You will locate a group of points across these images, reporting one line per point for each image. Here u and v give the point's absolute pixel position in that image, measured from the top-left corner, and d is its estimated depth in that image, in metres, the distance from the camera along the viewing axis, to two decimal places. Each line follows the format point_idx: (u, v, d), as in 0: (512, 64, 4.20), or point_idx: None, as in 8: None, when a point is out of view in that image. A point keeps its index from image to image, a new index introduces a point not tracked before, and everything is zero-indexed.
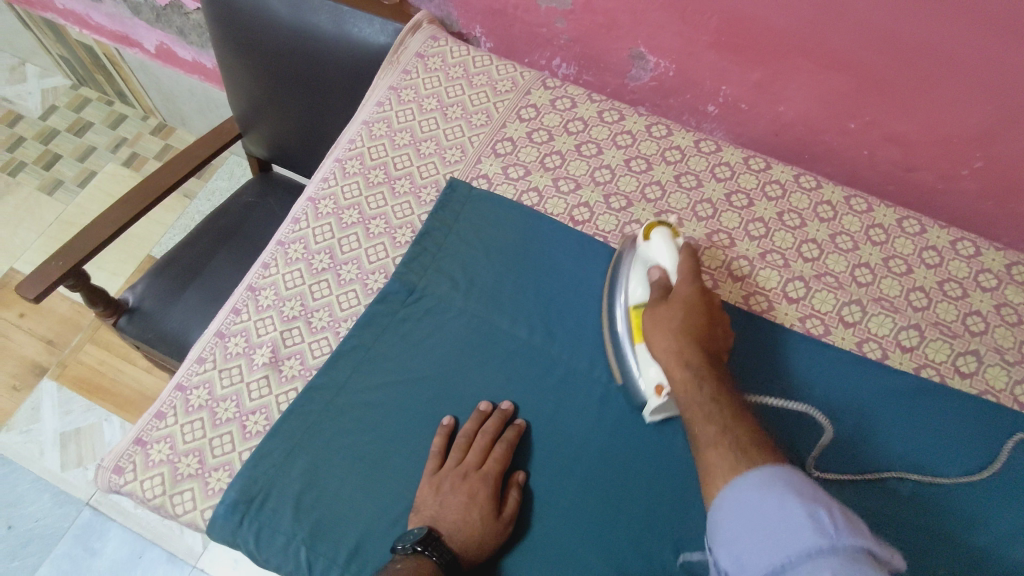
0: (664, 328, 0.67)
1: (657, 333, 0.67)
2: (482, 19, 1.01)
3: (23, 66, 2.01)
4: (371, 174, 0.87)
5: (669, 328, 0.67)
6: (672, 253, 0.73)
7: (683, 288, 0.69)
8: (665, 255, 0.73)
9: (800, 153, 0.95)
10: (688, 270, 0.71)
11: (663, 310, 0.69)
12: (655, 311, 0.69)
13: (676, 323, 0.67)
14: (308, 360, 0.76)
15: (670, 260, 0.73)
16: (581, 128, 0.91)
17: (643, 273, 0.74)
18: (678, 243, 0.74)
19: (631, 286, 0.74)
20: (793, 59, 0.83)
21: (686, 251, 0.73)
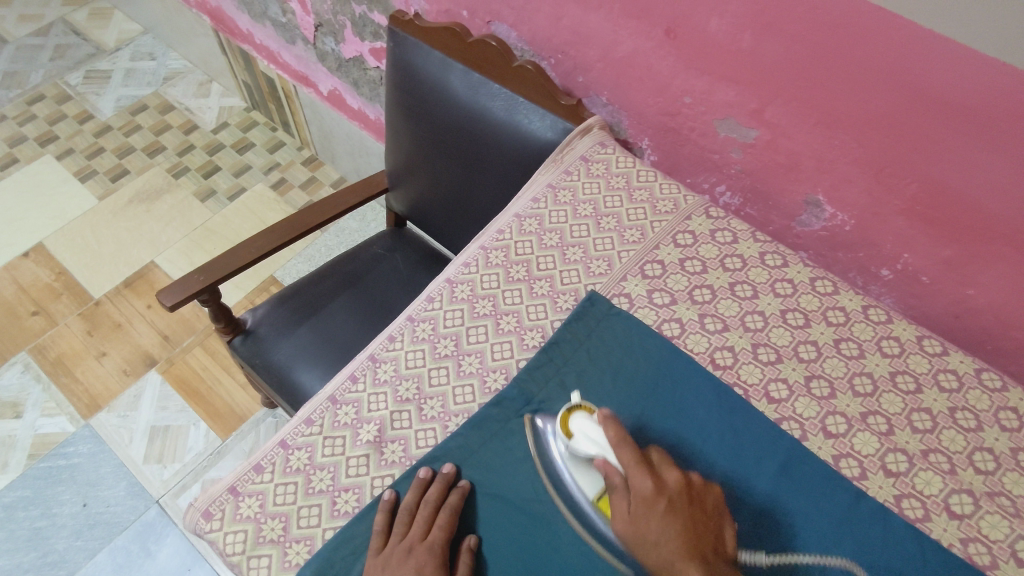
0: (644, 541, 0.58)
1: (644, 549, 0.58)
2: (653, 132, 0.99)
3: (210, 83, 2.23)
4: (513, 269, 0.85)
5: (651, 545, 0.58)
6: (599, 440, 0.65)
7: (638, 483, 0.60)
8: (593, 444, 0.65)
9: (982, 343, 0.84)
10: (626, 452, 0.62)
11: (641, 515, 0.59)
12: (630, 527, 0.59)
13: (651, 533, 0.58)
14: (411, 449, 0.73)
15: (605, 452, 0.64)
16: (739, 266, 0.85)
17: (585, 466, 0.68)
18: (599, 418, 0.67)
19: (583, 485, 0.68)
20: (999, 246, 0.75)
21: (609, 422, 0.65)
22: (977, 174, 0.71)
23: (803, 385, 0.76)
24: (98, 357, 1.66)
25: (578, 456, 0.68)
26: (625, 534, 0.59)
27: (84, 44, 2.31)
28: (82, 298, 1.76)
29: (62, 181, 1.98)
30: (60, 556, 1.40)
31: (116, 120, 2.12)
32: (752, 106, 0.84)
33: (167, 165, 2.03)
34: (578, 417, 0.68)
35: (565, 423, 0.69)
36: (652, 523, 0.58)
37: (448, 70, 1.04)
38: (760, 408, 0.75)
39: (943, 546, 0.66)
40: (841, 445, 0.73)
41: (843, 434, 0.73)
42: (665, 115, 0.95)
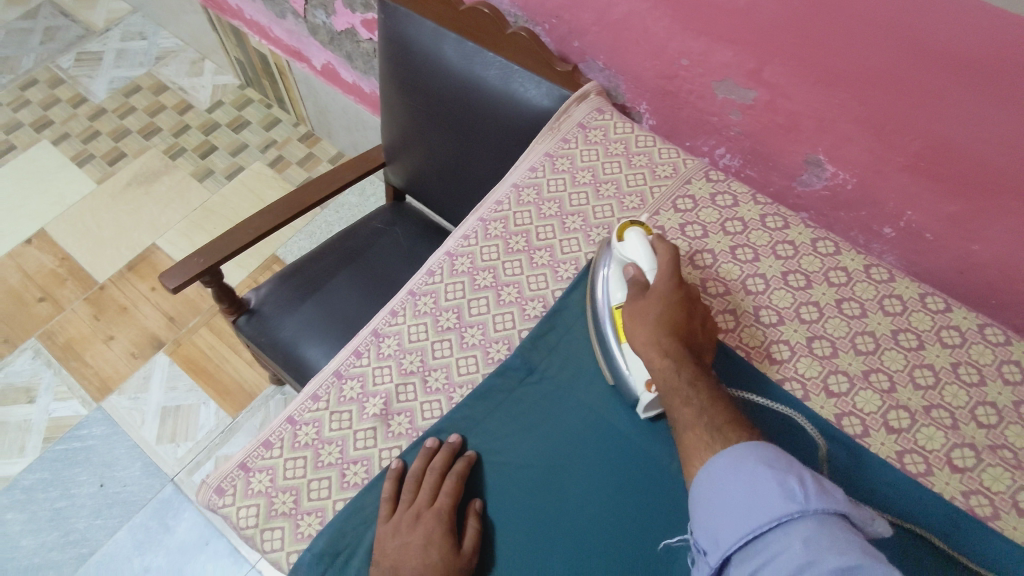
0: (643, 318, 0.68)
1: (637, 325, 0.68)
2: (651, 96, 0.98)
3: (203, 61, 2.20)
4: (512, 240, 0.85)
5: (647, 325, 0.68)
6: (648, 252, 0.71)
7: (660, 283, 0.69)
8: (637, 252, 0.72)
9: (985, 297, 0.84)
10: (666, 266, 0.70)
11: (642, 304, 0.69)
12: (636, 306, 0.69)
13: (651, 316, 0.68)
14: (417, 421, 0.74)
15: (643, 260, 0.71)
16: (739, 229, 0.85)
17: (620, 272, 0.74)
18: (652, 243, 0.73)
19: (612, 286, 0.73)
20: (1001, 200, 0.74)
21: (661, 250, 0.72)
22: (980, 126, 0.69)
23: (805, 346, 0.77)
24: (106, 341, 1.68)
25: (622, 259, 0.73)
26: (629, 312, 0.69)
27: (73, 26, 2.28)
28: (87, 282, 1.76)
29: (59, 166, 1.97)
30: (81, 535, 1.43)
31: (110, 103, 2.10)
32: (750, 66, 0.82)
33: (164, 146, 2.02)
34: (635, 231, 0.73)
35: (621, 232, 0.75)
36: (658, 309, 0.68)
37: (441, 38, 1.02)
38: (763, 370, 0.75)
39: (944, 499, 0.67)
40: (843, 403, 0.73)
41: (845, 392, 0.74)
42: (663, 78, 0.93)
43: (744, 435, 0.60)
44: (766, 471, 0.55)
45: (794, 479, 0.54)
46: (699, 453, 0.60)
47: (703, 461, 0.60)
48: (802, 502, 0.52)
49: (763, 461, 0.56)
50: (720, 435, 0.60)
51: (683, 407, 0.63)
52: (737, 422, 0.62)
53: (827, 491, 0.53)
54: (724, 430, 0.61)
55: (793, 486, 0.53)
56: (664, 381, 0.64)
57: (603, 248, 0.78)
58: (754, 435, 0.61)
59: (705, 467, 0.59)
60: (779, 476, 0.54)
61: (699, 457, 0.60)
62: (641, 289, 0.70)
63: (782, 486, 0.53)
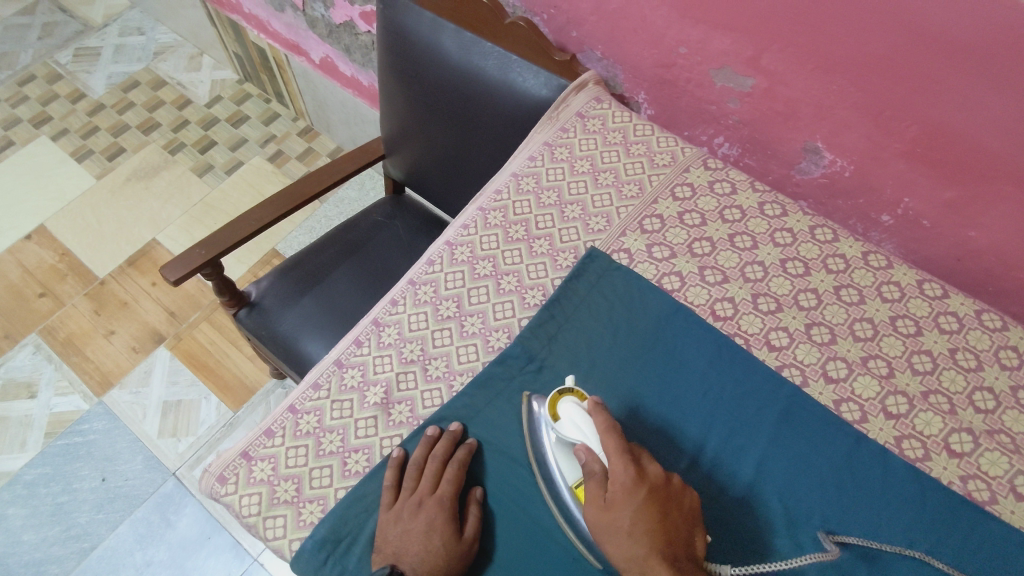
0: (611, 531, 0.59)
1: (606, 541, 0.59)
2: (649, 86, 0.98)
3: (201, 56, 2.20)
4: (511, 229, 0.85)
5: (618, 538, 0.59)
6: (588, 427, 0.65)
7: (617, 472, 0.61)
8: (580, 431, 0.65)
9: (983, 284, 0.84)
10: (611, 442, 0.63)
11: (607, 510, 0.60)
12: (602, 513, 0.60)
13: (622, 523, 0.59)
14: (418, 409, 0.74)
15: (589, 437, 0.64)
16: (738, 217, 0.85)
17: (570, 452, 0.67)
18: (589, 409, 0.66)
19: (564, 472, 0.66)
20: (998, 185, 0.74)
21: (597, 412, 0.66)
22: (977, 111, 0.70)
23: (803, 333, 0.77)
24: (106, 336, 1.68)
25: (564, 441, 0.66)
26: (593, 523, 0.61)
27: (72, 21, 2.27)
28: (87, 278, 1.77)
29: (58, 162, 1.97)
30: (83, 529, 1.44)
31: (108, 98, 2.10)
32: (748, 53, 0.83)
33: (163, 141, 2.02)
34: (569, 403, 0.67)
35: (553, 405, 0.68)
36: (622, 516, 0.59)
37: (439, 30, 1.02)
38: (761, 356, 0.75)
39: (942, 484, 0.67)
40: (842, 389, 0.73)
41: (843, 378, 0.74)
42: (661, 67, 0.93)
43: None
44: None
45: None
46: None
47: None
48: None
49: None
50: None
51: None
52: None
53: None
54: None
55: None
56: None
57: (542, 424, 0.70)
58: None
59: None
60: None
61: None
62: (597, 481, 0.62)
63: None
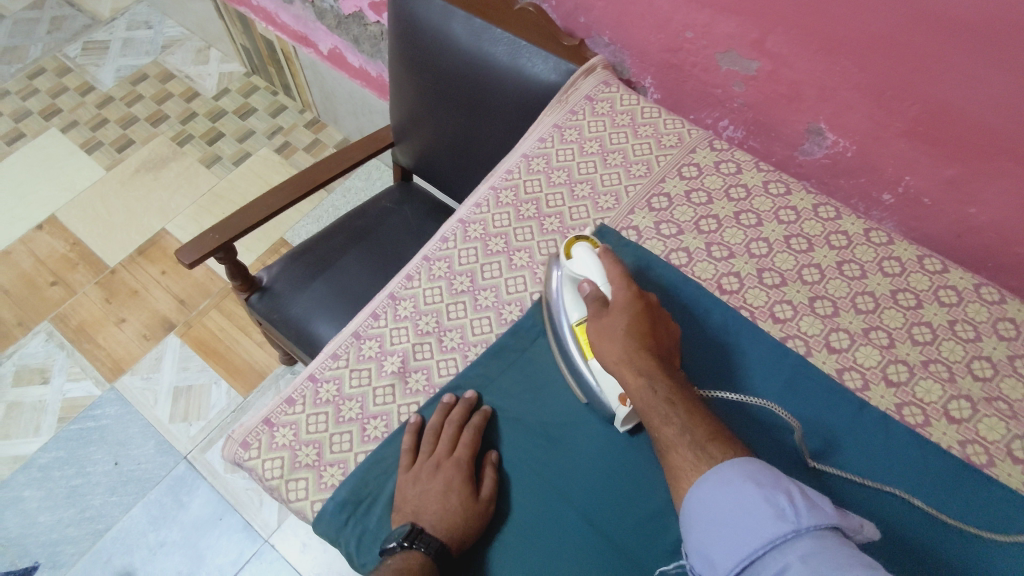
0: (610, 335, 0.67)
1: (605, 342, 0.67)
2: (655, 70, 1.00)
3: (208, 50, 2.23)
4: (523, 208, 0.88)
5: (615, 340, 0.67)
6: (596, 265, 0.72)
7: (618, 299, 0.69)
8: (587, 268, 0.72)
9: (982, 260, 0.87)
10: (617, 273, 0.71)
11: (606, 321, 0.69)
12: (600, 323, 0.69)
13: (617, 328, 0.67)
14: (434, 378, 0.77)
15: (595, 270, 0.72)
16: (743, 195, 0.88)
17: (575, 290, 0.74)
18: (600, 253, 0.74)
19: (569, 306, 0.73)
20: (997, 161, 0.76)
21: (609, 259, 0.73)
22: (977, 86, 0.72)
23: (807, 306, 0.79)
24: (118, 323, 1.70)
25: (573, 276, 0.74)
26: (595, 330, 0.69)
27: (80, 15, 2.30)
28: (98, 267, 1.79)
29: (68, 153, 1.99)
30: (96, 511, 1.46)
31: (117, 91, 2.13)
32: (753, 36, 0.85)
33: (171, 133, 2.04)
34: (583, 246, 0.74)
35: (568, 248, 0.75)
36: (620, 328, 0.67)
37: (449, 16, 1.04)
38: (766, 328, 0.78)
39: (942, 448, 0.70)
40: (844, 359, 0.76)
41: (846, 348, 0.77)
42: (667, 51, 0.96)
43: (726, 448, 0.59)
44: (755, 486, 0.54)
45: (782, 494, 0.53)
46: (686, 472, 0.59)
47: (692, 479, 0.58)
48: (795, 520, 0.52)
49: (748, 476, 0.55)
50: (706, 454, 0.59)
51: (662, 417, 0.62)
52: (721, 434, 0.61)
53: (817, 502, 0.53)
54: (708, 445, 0.59)
55: (782, 503, 0.53)
56: (640, 401, 0.63)
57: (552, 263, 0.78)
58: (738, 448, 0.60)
59: (693, 490, 0.57)
60: (767, 492, 0.54)
61: (689, 479, 0.58)
62: (601, 304, 0.70)
63: (771, 505, 0.53)
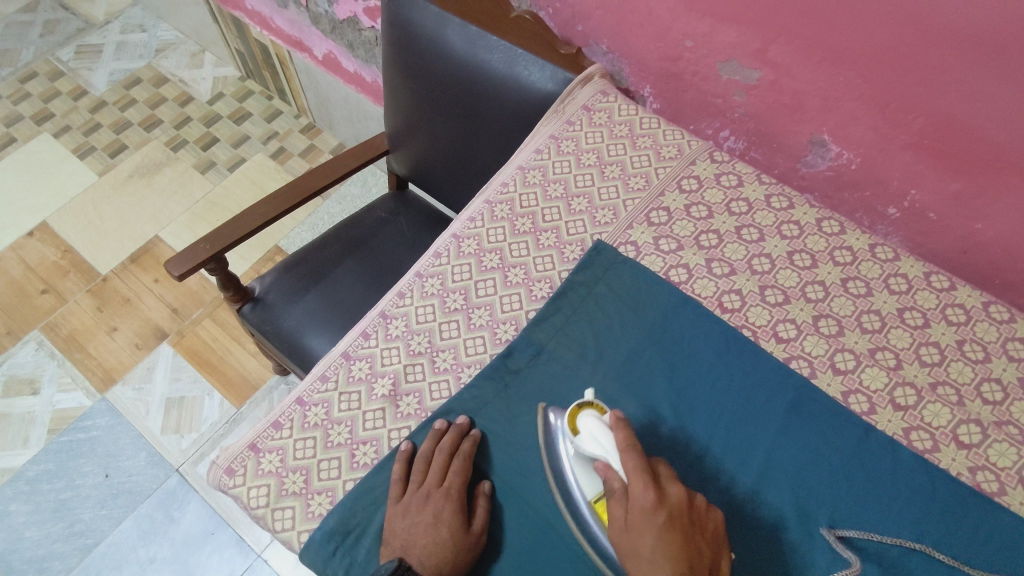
0: (634, 555, 0.56)
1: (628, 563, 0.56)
2: (654, 79, 0.98)
3: (203, 53, 2.20)
4: (518, 222, 0.85)
5: (641, 563, 0.55)
6: (608, 439, 0.62)
7: (638, 494, 0.58)
8: (598, 446, 0.62)
9: (990, 277, 0.84)
10: (631, 460, 0.60)
11: (630, 530, 0.57)
12: (623, 537, 0.57)
13: (644, 548, 0.55)
14: (426, 401, 0.74)
15: (610, 456, 0.61)
16: (745, 210, 0.85)
17: (590, 467, 0.64)
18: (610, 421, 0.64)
19: (583, 483, 0.64)
20: (1006, 176, 0.74)
21: (620, 431, 0.62)
22: (985, 101, 0.69)
23: (810, 325, 0.77)
24: (109, 332, 1.68)
25: (582, 453, 0.64)
26: (617, 544, 0.58)
27: (73, 18, 2.27)
28: (90, 275, 1.76)
29: (60, 159, 1.97)
30: (86, 526, 1.44)
31: (110, 95, 2.10)
32: (755, 46, 0.82)
33: (165, 138, 2.02)
34: (589, 414, 0.64)
35: (572, 419, 0.65)
36: (646, 536, 0.56)
37: (444, 24, 1.02)
38: (769, 348, 0.75)
39: (951, 475, 0.68)
40: (850, 381, 0.73)
41: (851, 370, 0.74)
42: (667, 60, 0.93)
43: None
44: None
45: None
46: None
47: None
48: None
49: None
50: None
51: None
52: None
53: None
54: None
55: None
56: None
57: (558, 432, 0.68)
58: None
59: None
60: None
61: None
62: (619, 501, 0.59)
63: None
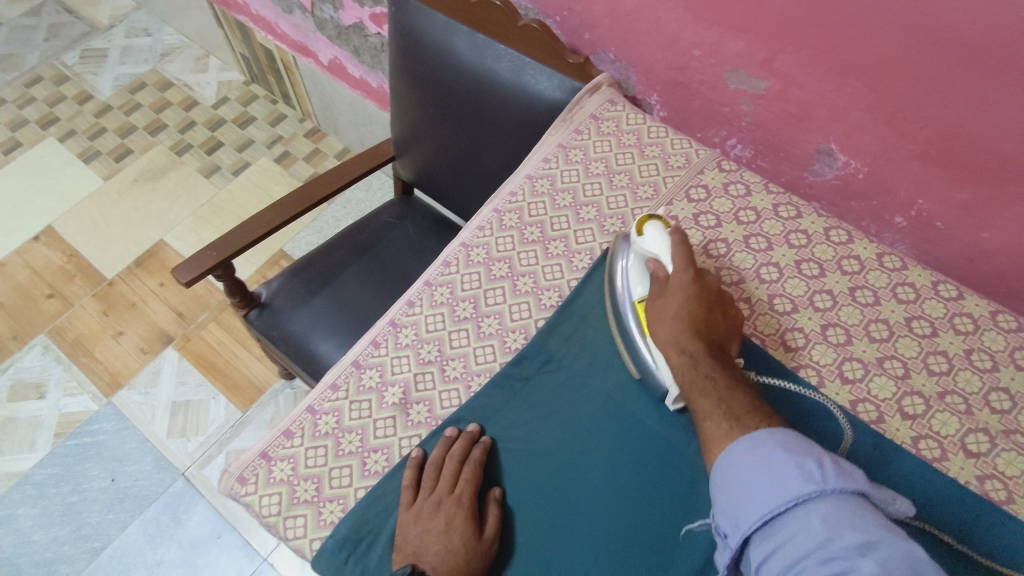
0: (664, 314, 0.70)
1: (656, 322, 0.70)
2: (662, 87, 0.98)
3: (207, 57, 2.21)
4: (527, 231, 0.86)
5: (665, 321, 0.70)
6: (666, 243, 0.74)
7: (677, 277, 0.72)
8: (657, 245, 0.74)
9: (997, 286, 0.85)
10: (681, 255, 0.73)
11: (664, 298, 0.71)
12: (656, 303, 0.72)
13: (672, 309, 0.70)
14: (436, 409, 0.74)
15: (664, 252, 0.74)
16: (752, 218, 0.85)
17: (641, 267, 0.76)
18: (671, 233, 0.75)
19: (633, 281, 0.75)
20: (1015, 187, 0.74)
21: (679, 241, 0.74)
22: (994, 114, 0.70)
23: (819, 334, 0.77)
24: (115, 336, 1.68)
25: (643, 253, 0.76)
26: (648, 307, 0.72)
27: (78, 22, 2.28)
28: (96, 279, 1.77)
29: (66, 163, 1.97)
30: (93, 529, 1.44)
31: (115, 99, 2.11)
32: (763, 56, 0.83)
33: (170, 142, 2.02)
34: (656, 224, 0.76)
35: (640, 225, 0.77)
36: (677, 300, 0.70)
37: (452, 31, 1.02)
38: (778, 357, 0.76)
39: (959, 484, 0.68)
40: (858, 390, 0.74)
41: (859, 379, 0.75)
42: (674, 69, 0.94)
43: (759, 421, 0.63)
44: (787, 452, 0.58)
45: (812, 462, 0.57)
46: (719, 440, 0.63)
47: (723, 446, 0.62)
48: (821, 483, 0.55)
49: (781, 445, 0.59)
50: (739, 423, 0.63)
51: (704, 398, 0.65)
52: (756, 415, 0.64)
53: (844, 473, 0.56)
54: (742, 417, 0.64)
55: (811, 468, 0.56)
56: (679, 371, 0.67)
57: (620, 241, 0.80)
58: (770, 423, 0.63)
59: (725, 451, 0.62)
60: (796, 459, 0.57)
61: (721, 445, 0.63)
62: (662, 283, 0.73)
63: (801, 469, 0.56)
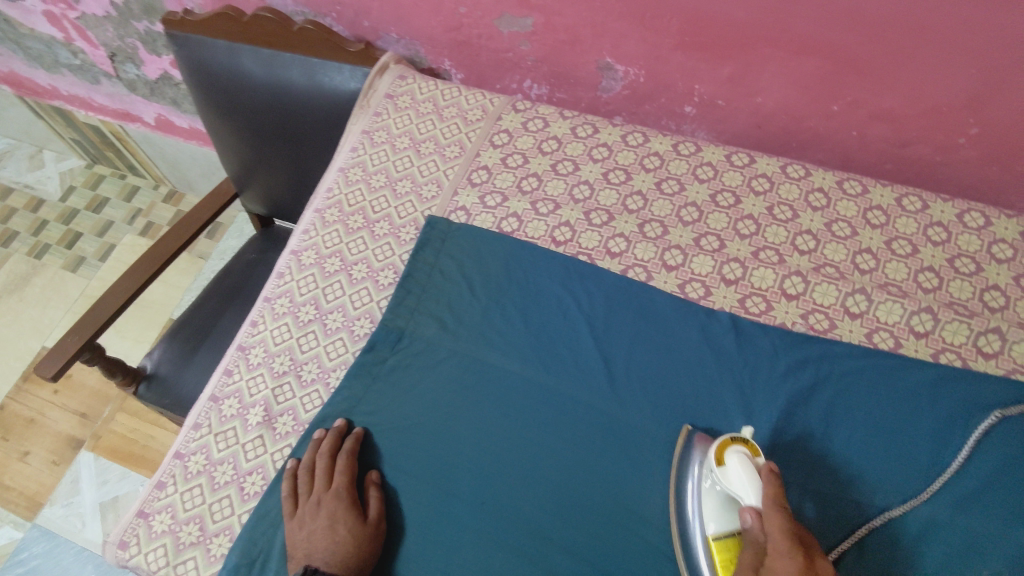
0: None
1: None
2: (449, 52, 1.01)
3: (41, 152, 2.11)
4: (350, 221, 0.87)
5: None
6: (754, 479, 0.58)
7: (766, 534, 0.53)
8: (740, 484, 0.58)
9: (786, 143, 0.91)
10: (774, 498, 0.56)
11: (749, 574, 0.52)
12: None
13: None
14: (301, 414, 0.76)
15: (748, 489, 0.58)
16: (556, 147, 0.89)
17: (721, 498, 0.61)
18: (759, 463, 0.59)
19: (708, 515, 0.61)
20: (762, 49, 0.80)
21: (769, 475, 0.58)
22: None
23: (637, 233, 0.82)
24: (21, 458, 1.60)
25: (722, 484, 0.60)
26: None
27: None
28: None
29: None
30: None
31: None
32: None
33: (26, 248, 1.93)
34: (738, 450, 0.60)
35: (720, 451, 0.62)
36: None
37: (237, 54, 1.03)
38: (607, 266, 0.80)
39: (786, 327, 0.74)
40: (683, 274, 0.79)
41: (682, 263, 0.79)
42: (451, 30, 0.97)
43: None
44: None
45: None
46: None
47: None
48: None
49: None
50: None
51: None
52: None
53: None
54: None
55: None
56: None
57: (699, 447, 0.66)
58: None
59: None
60: None
61: None
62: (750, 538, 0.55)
63: None
